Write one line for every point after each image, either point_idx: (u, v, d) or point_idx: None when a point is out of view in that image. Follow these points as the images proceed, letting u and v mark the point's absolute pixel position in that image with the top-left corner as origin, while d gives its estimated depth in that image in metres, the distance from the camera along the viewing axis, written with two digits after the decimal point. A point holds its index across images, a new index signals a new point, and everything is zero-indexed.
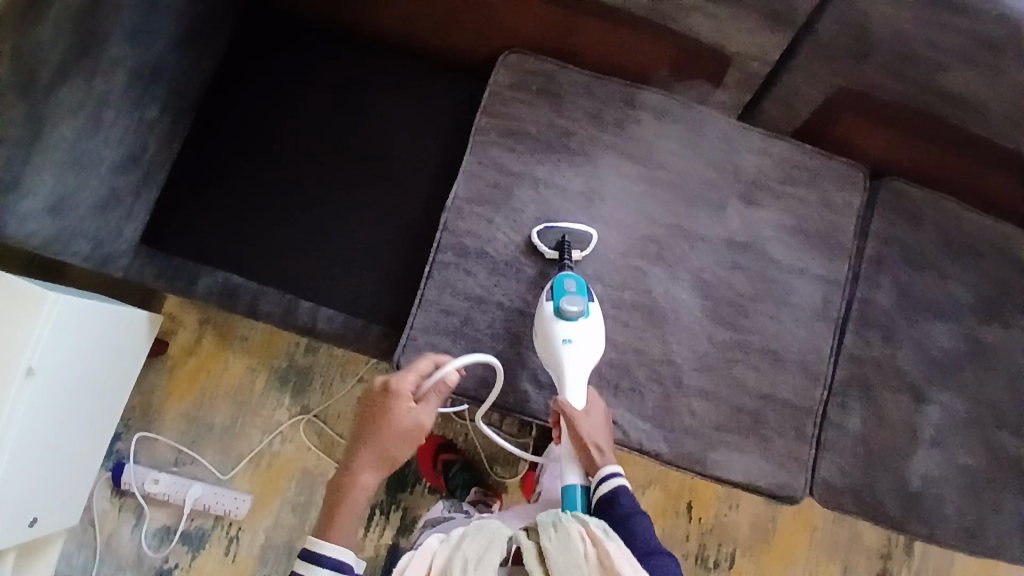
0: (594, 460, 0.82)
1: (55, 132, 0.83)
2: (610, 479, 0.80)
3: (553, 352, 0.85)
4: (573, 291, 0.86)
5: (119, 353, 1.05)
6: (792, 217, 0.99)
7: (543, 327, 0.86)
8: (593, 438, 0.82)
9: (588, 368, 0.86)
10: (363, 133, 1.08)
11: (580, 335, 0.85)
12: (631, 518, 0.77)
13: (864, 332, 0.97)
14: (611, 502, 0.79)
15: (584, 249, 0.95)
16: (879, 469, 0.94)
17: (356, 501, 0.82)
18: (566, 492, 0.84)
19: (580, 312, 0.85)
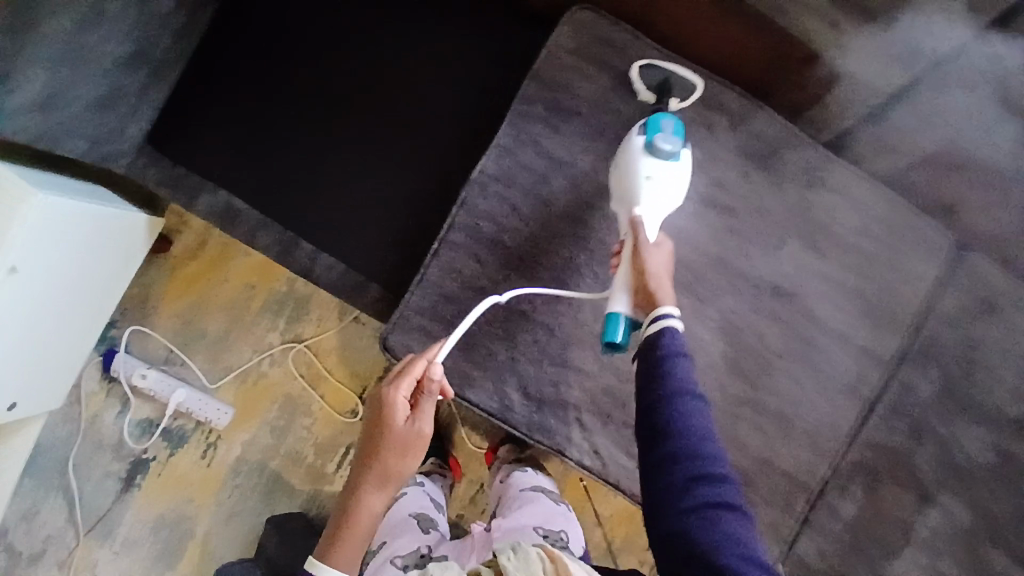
0: (652, 292, 0.69)
1: (52, 21, 0.73)
2: (662, 318, 0.66)
3: (631, 185, 0.76)
4: (669, 130, 0.76)
5: (114, 250, 1.02)
6: (855, 276, 0.87)
7: (628, 155, 0.77)
8: (661, 269, 0.71)
9: (664, 214, 0.76)
10: (398, 67, 0.95)
11: (666, 175, 0.76)
12: (667, 358, 0.64)
13: (890, 417, 0.89)
14: (655, 334, 0.65)
15: (684, 99, 0.85)
16: (859, 558, 0.88)
17: (364, 525, 0.75)
18: (610, 317, 0.72)
19: (672, 152, 0.76)
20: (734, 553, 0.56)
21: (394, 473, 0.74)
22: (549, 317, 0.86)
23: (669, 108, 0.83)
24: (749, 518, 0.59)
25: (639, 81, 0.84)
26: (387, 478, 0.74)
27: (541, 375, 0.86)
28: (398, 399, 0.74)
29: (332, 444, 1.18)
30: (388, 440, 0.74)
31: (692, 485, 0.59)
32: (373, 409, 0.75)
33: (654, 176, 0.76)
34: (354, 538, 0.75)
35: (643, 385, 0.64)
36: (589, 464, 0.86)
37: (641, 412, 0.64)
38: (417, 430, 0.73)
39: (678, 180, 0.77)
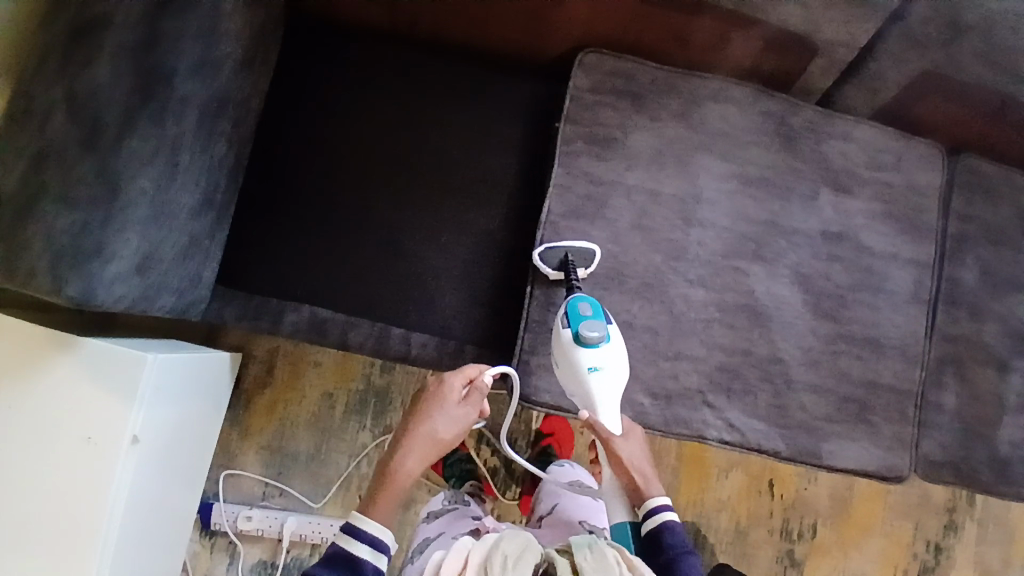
0: (645, 493, 0.89)
1: (134, 183, 0.76)
2: (659, 513, 0.87)
3: (581, 382, 0.85)
4: (589, 316, 0.85)
5: (209, 400, 1.01)
6: (882, 203, 1.00)
7: (566, 353, 0.85)
8: (640, 463, 0.89)
9: (616, 394, 0.86)
10: (429, 150, 1.03)
11: (606, 360, 0.85)
12: (678, 556, 0.83)
13: (953, 310, 1.00)
14: (658, 530, 0.86)
15: (588, 265, 0.93)
16: (975, 440, 0.97)
17: (401, 485, 0.83)
18: (617, 528, 0.94)
19: (600, 337, 0.84)
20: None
21: (437, 445, 0.85)
22: (649, 319, 0.93)
23: (578, 278, 0.91)
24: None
25: (545, 267, 0.92)
26: (430, 447, 0.85)
27: (660, 373, 0.92)
28: (453, 386, 0.86)
29: None
30: (438, 415, 0.86)
31: None
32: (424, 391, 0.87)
33: (597, 370, 0.84)
34: (390, 492, 0.82)
35: None
36: (729, 438, 0.92)
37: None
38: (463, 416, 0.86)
39: (616, 355, 0.86)
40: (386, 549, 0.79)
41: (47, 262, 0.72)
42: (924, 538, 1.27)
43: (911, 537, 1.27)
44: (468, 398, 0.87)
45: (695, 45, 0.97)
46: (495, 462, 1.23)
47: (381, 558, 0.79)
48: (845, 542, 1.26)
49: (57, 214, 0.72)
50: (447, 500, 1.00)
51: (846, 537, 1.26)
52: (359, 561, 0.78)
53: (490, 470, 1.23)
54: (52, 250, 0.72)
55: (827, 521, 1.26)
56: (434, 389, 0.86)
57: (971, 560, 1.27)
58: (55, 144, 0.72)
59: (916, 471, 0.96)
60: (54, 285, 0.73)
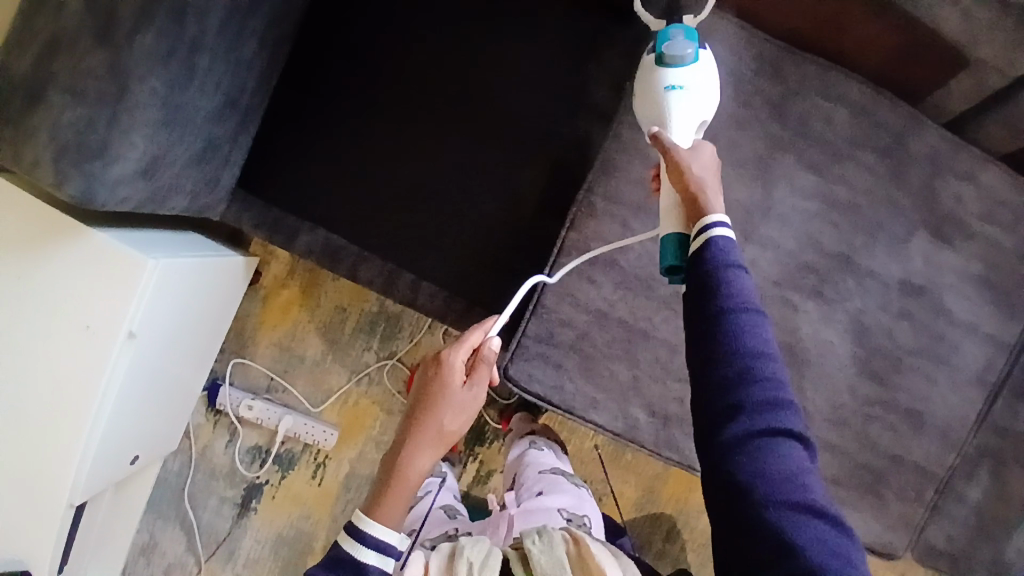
0: (700, 205, 0.61)
1: (145, 84, 0.70)
2: (712, 229, 0.59)
3: (658, 97, 0.71)
4: (681, 36, 0.72)
5: (215, 297, 1.02)
6: (984, 264, 0.84)
7: (642, 73, 0.73)
8: (704, 175, 0.64)
9: (698, 120, 0.71)
10: (480, 88, 0.93)
11: (691, 80, 0.70)
12: (720, 270, 0.56)
13: (1020, 401, 0.87)
14: (702, 246, 0.58)
15: (698, 15, 0.80)
16: (990, 543, 0.88)
17: (412, 481, 0.80)
18: (664, 241, 0.65)
19: (688, 54, 0.71)
20: (798, 509, 0.50)
21: (444, 429, 0.80)
22: (670, 333, 0.85)
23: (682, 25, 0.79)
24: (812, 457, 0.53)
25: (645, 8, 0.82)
26: (436, 433, 0.80)
27: (667, 393, 0.85)
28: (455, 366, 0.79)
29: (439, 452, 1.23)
30: (445, 406, 0.79)
31: (736, 414, 0.53)
32: (428, 375, 0.81)
33: (677, 84, 0.70)
34: (403, 490, 0.80)
35: (698, 298, 0.57)
36: None
37: (693, 338, 0.57)
38: (470, 398, 0.80)
39: (706, 81, 0.71)
40: (395, 553, 0.77)
41: (50, 154, 0.68)
42: None
43: None
44: (475, 375, 0.80)
45: (815, 18, 0.78)
46: (491, 411, 1.22)
47: (389, 562, 0.77)
48: None
49: (63, 105, 0.67)
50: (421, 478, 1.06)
51: None
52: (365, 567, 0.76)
53: (483, 418, 1.22)
54: (56, 142, 0.68)
55: None
56: (437, 372, 0.80)
57: None
58: (72, 30, 0.65)
59: (914, 555, 0.89)
60: (56, 178, 0.69)
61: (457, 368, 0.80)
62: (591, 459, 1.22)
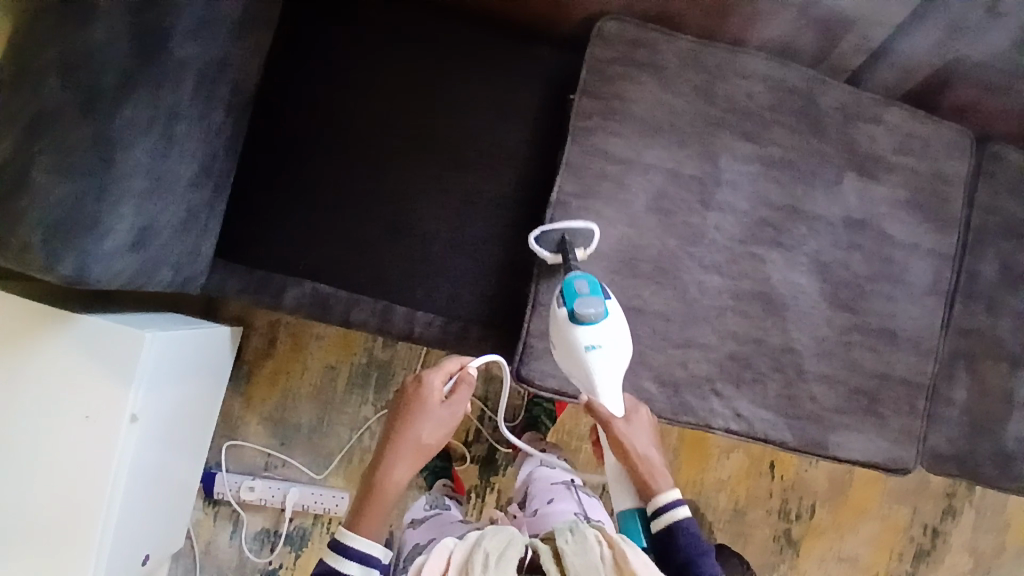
0: (652, 487, 0.85)
1: (130, 154, 0.73)
2: (672, 509, 0.82)
3: (581, 364, 0.80)
4: (586, 291, 0.80)
5: (209, 372, 1.00)
6: (907, 190, 0.96)
7: (559, 332, 0.81)
8: (646, 441, 0.86)
9: (617, 375, 0.82)
10: (436, 122, 0.99)
11: (605, 339, 0.80)
12: (693, 559, 0.78)
13: (969, 303, 0.98)
14: (672, 528, 0.81)
15: (587, 245, 0.89)
16: (981, 436, 0.97)
17: (388, 495, 0.86)
18: (623, 515, 0.89)
19: (598, 312, 0.79)
20: None
21: (421, 442, 0.89)
22: (661, 305, 0.91)
23: (575, 259, 0.87)
24: None
25: (540, 249, 0.88)
26: (411, 447, 0.89)
27: (670, 360, 0.90)
28: (433, 384, 0.91)
29: None
30: (423, 418, 0.90)
31: None
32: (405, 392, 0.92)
33: (595, 347, 0.79)
34: (379, 503, 0.85)
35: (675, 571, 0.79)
36: (736, 427, 0.91)
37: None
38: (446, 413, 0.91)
39: (616, 331, 0.81)
40: (377, 563, 0.82)
41: (40, 236, 0.69)
42: (921, 522, 1.30)
43: (907, 520, 1.29)
44: (454, 393, 0.92)
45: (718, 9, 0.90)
46: (498, 438, 1.23)
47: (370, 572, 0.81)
48: (842, 522, 1.28)
49: (51, 185, 0.68)
50: (429, 505, 1.03)
51: (845, 516, 1.28)
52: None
53: (492, 446, 1.23)
54: (45, 223, 0.69)
55: (826, 503, 1.28)
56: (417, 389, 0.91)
57: (966, 546, 1.30)
58: (51, 111, 0.69)
59: (921, 463, 0.96)
60: (49, 260, 0.70)
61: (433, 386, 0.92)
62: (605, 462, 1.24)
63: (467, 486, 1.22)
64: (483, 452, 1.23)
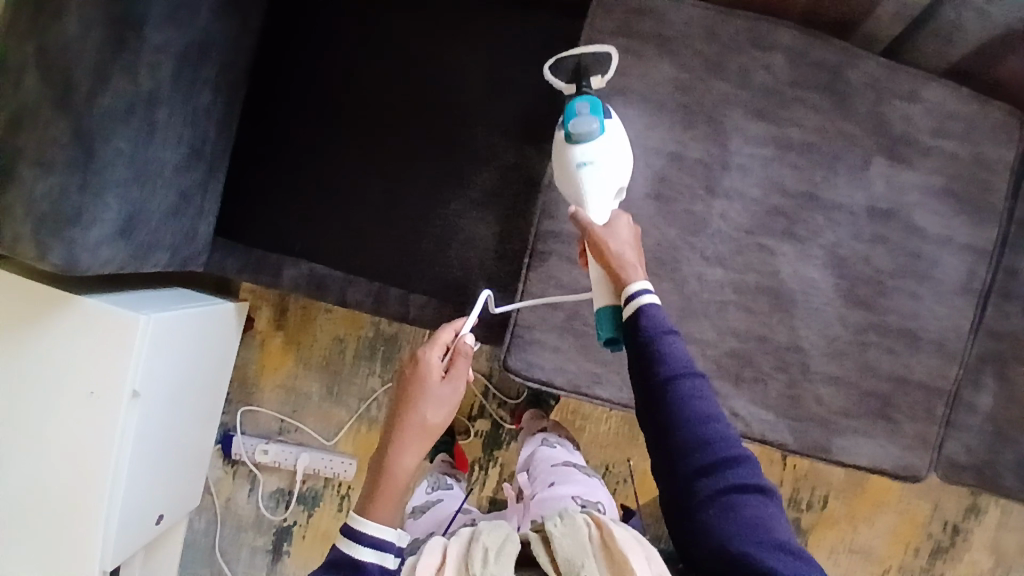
0: (623, 277, 0.71)
1: (109, 145, 0.73)
2: (640, 297, 0.69)
3: (570, 173, 0.78)
4: (585, 111, 0.78)
5: (213, 348, 1.04)
6: (944, 177, 0.86)
7: (557, 146, 0.80)
8: (626, 250, 0.73)
9: (611, 191, 0.78)
10: (431, 98, 0.94)
11: (600, 152, 0.77)
12: (656, 340, 0.66)
13: (1007, 303, 0.89)
14: (635, 316, 0.68)
15: (605, 72, 0.84)
16: (1008, 447, 0.89)
17: (399, 482, 0.81)
18: (598, 315, 0.75)
19: (595, 127, 0.77)
20: (767, 546, 0.60)
21: (426, 423, 0.84)
22: (658, 298, 0.86)
23: (591, 87, 0.83)
24: (769, 491, 0.63)
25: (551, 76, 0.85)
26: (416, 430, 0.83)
27: None
28: (432, 361, 0.85)
29: None
30: (424, 399, 0.84)
31: (699, 475, 0.63)
32: (404, 373, 0.86)
33: (589, 158, 0.77)
34: (392, 491, 0.80)
35: (641, 380, 0.66)
36: (731, 427, 0.87)
37: (645, 400, 0.66)
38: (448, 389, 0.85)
39: (615, 154, 0.78)
40: (393, 548, 0.77)
41: (30, 229, 0.71)
42: (941, 519, 1.24)
43: (927, 516, 1.24)
44: (452, 367, 0.86)
45: None
46: (503, 414, 1.23)
47: (387, 558, 0.76)
48: (856, 514, 1.23)
49: (35, 179, 0.70)
50: (430, 488, 1.06)
51: (859, 508, 1.23)
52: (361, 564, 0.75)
53: (496, 421, 1.23)
54: (33, 215, 0.71)
55: (840, 494, 1.23)
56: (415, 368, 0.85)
57: (989, 545, 1.24)
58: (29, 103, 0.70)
59: (936, 471, 0.90)
60: (39, 251, 0.72)
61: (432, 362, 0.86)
62: (609, 442, 1.23)
63: (471, 460, 1.24)
64: (487, 427, 1.24)
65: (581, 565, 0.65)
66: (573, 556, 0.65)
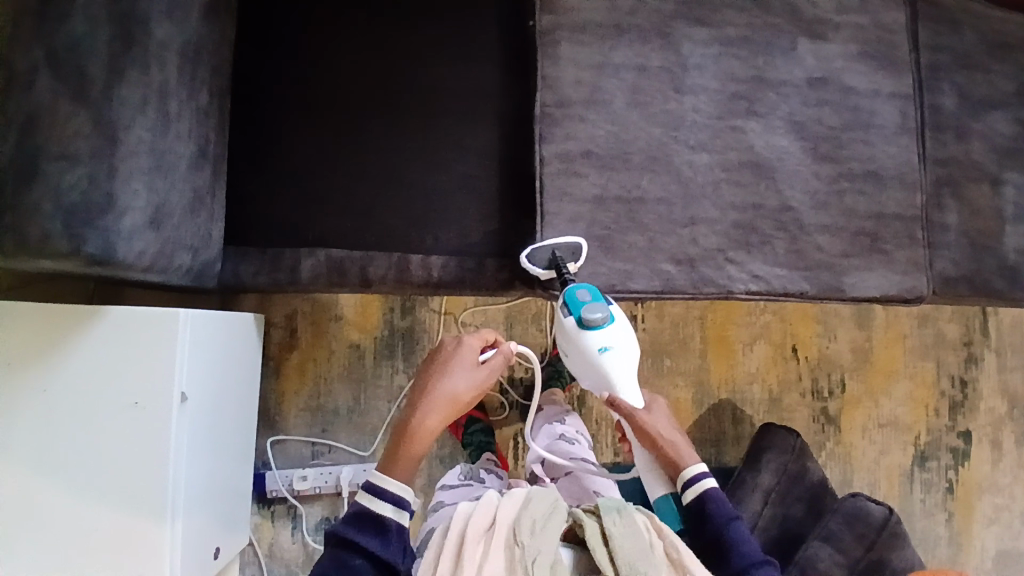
0: (681, 462, 0.95)
1: (132, 134, 0.76)
2: None
3: (600, 368, 0.89)
4: (589, 299, 0.87)
5: (240, 358, 1.03)
6: (858, 44, 1.02)
7: (572, 335, 0.89)
8: (665, 430, 0.97)
9: (631, 370, 0.90)
10: (412, 72, 1.02)
11: (613, 339, 0.88)
12: None
13: (939, 136, 1.04)
14: None
15: (577, 258, 0.92)
16: (981, 254, 1.02)
17: (421, 442, 0.85)
18: (660, 506, 0.99)
19: (604, 317, 0.87)
20: None
21: (457, 399, 0.88)
22: (660, 190, 0.95)
23: (570, 274, 0.91)
24: None
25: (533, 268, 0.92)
26: (447, 403, 0.88)
27: (680, 240, 0.94)
28: (470, 346, 0.91)
29: (502, 441, 1.25)
30: (458, 375, 0.89)
31: None
32: (440, 353, 0.91)
33: (608, 348, 0.88)
34: (412, 449, 0.85)
35: None
36: (755, 287, 0.95)
37: None
38: (483, 376, 0.90)
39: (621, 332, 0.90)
40: (409, 508, 0.82)
41: (60, 223, 0.71)
42: (948, 374, 1.34)
43: (935, 375, 1.34)
44: (489, 359, 0.92)
45: None
46: (532, 378, 1.25)
47: (404, 515, 0.81)
48: (875, 388, 1.32)
49: (61, 171, 0.71)
50: (465, 475, 1.03)
51: (876, 381, 1.32)
52: (383, 521, 0.80)
53: (527, 387, 1.25)
54: (63, 207, 0.71)
55: (856, 374, 1.32)
56: (453, 350, 0.91)
57: (996, 387, 1.35)
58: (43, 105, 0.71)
59: (935, 289, 1.01)
60: (73, 244, 0.72)
61: (470, 348, 0.92)
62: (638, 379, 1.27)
63: (513, 432, 1.25)
64: (520, 395, 1.25)
65: (639, 570, 0.76)
66: (632, 560, 0.76)
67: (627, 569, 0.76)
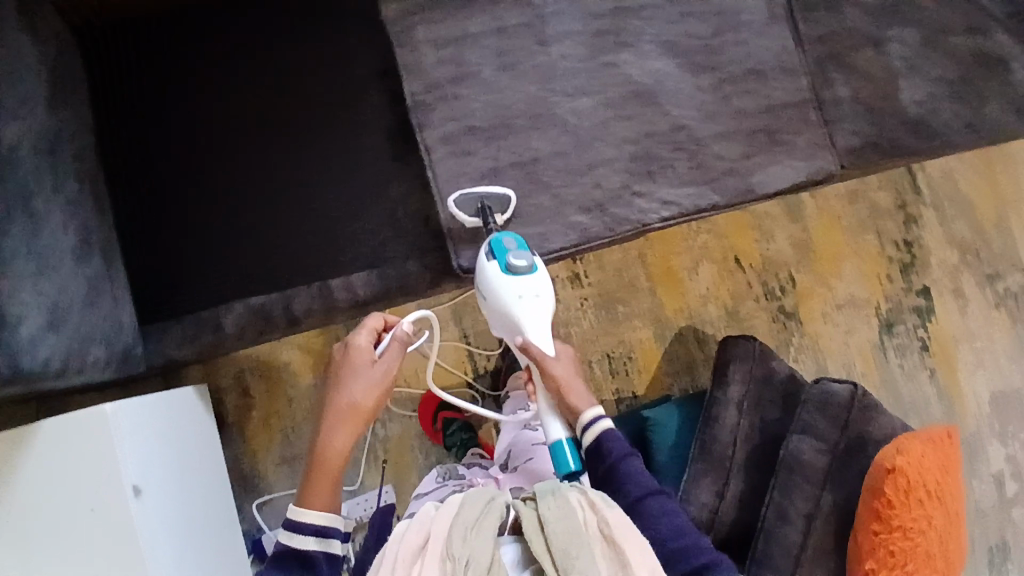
0: (578, 406, 0.85)
1: (8, 239, 0.73)
2: (596, 424, 0.84)
3: (508, 311, 0.86)
4: (515, 246, 0.86)
5: (187, 434, 1.01)
6: None
7: (490, 280, 0.86)
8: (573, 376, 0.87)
9: (547, 321, 0.87)
10: (279, 97, 0.99)
11: (532, 288, 0.86)
12: (618, 462, 0.81)
13: (811, 15, 1.03)
14: (597, 439, 0.83)
15: (505, 209, 0.92)
16: (881, 116, 1.01)
17: (334, 462, 0.82)
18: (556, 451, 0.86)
19: (528, 266, 0.86)
20: None
21: (361, 405, 0.85)
22: (552, 145, 0.94)
23: (496, 223, 0.90)
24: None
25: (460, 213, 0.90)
26: (352, 411, 0.84)
27: (585, 189, 0.93)
28: (360, 344, 0.87)
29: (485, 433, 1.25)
30: (354, 378, 0.85)
31: None
32: (334, 360, 0.88)
33: (523, 294, 0.85)
34: (325, 472, 0.82)
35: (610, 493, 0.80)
36: (668, 214, 0.95)
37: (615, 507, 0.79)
38: (381, 370, 0.86)
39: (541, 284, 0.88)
40: (336, 533, 0.79)
41: None
42: (891, 240, 1.36)
43: (879, 245, 1.36)
44: (384, 351, 0.88)
45: None
46: (495, 364, 1.26)
47: (331, 543, 0.78)
48: (824, 274, 1.34)
49: None
50: (443, 476, 0.98)
51: (824, 267, 1.34)
52: (307, 554, 0.77)
53: (493, 374, 1.25)
54: None
55: (804, 266, 1.33)
56: (345, 354, 0.87)
57: (938, 240, 1.37)
58: None
59: (841, 164, 1.01)
60: None
61: (362, 346, 0.88)
62: (597, 334, 1.27)
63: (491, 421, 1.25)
64: (489, 383, 1.25)
65: (572, 555, 0.64)
66: (566, 545, 0.65)
67: (561, 558, 0.64)
